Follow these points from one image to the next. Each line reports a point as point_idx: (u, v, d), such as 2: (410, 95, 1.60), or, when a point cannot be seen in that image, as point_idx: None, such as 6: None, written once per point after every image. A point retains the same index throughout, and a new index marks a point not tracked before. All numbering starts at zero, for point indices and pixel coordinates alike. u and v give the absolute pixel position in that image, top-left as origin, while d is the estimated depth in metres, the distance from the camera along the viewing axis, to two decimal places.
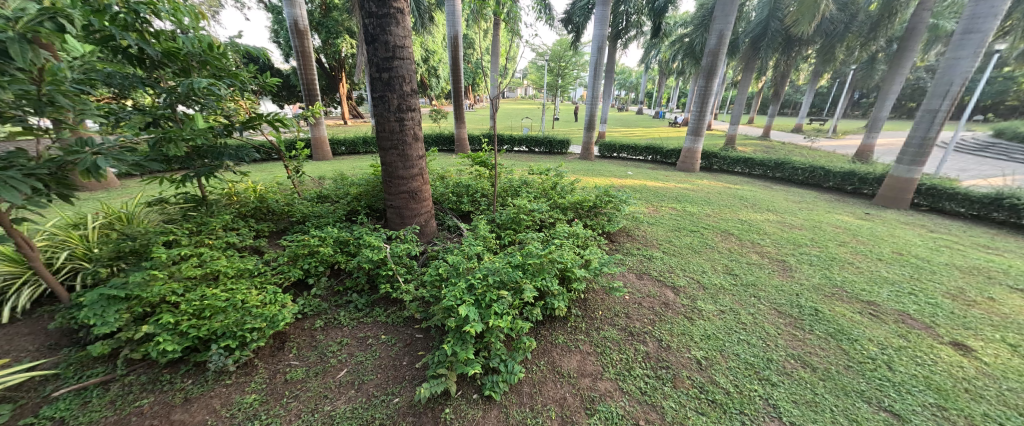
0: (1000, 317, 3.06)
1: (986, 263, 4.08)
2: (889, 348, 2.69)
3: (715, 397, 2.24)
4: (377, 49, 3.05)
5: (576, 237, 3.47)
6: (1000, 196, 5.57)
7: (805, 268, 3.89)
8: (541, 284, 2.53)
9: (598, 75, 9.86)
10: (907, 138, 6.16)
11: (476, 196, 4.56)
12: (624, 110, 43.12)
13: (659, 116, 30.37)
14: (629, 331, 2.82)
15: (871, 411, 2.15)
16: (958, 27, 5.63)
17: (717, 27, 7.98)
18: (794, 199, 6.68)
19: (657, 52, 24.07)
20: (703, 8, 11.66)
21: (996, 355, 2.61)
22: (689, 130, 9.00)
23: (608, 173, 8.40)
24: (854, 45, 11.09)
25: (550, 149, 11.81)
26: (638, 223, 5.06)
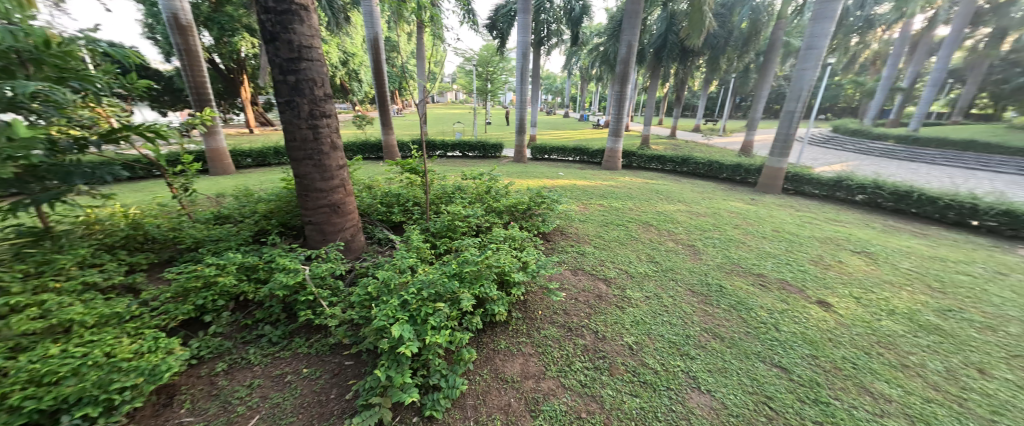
0: (847, 276, 3.85)
1: (835, 233, 5.12)
2: (775, 311, 3.20)
3: (647, 378, 2.42)
4: (280, 49, 2.73)
5: (513, 240, 3.51)
6: (840, 180, 7.04)
7: (710, 250, 4.46)
8: (480, 291, 2.50)
9: (524, 80, 10.17)
10: (776, 135, 7.44)
11: (408, 206, 4.34)
12: (552, 113, 45.16)
13: (584, 119, 32.43)
14: (568, 327, 2.93)
15: (766, 369, 2.52)
16: (803, 45, 6.96)
17: (626, 38, 8.78)
18: (699, 190, 7.64)
19: (578, 60, 25.70)
20: (614, 20, 12.75)
21: (846, 308, 3.27)
22: (610, 131, 9.75)
23: (540, 175, 8.69)
24: (733, 57, 13.05)
25: (484, 153, 11.85)
26: (570, 221, 5.31)
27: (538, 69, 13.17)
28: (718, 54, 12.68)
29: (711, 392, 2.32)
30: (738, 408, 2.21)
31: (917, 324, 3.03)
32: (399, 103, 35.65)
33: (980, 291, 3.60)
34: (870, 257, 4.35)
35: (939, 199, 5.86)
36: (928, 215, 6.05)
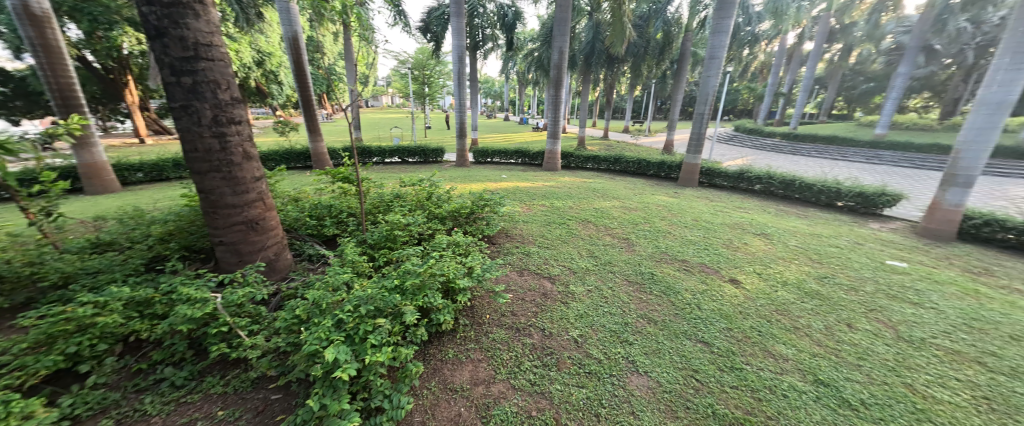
0: (752, 255, 4.45)
1: (741, 219, 5.89)
2: (697, 292, 3.58)
3: (591, 368, 2.55)
4: (169, 47, 2.36)
5: (457, 246, 3.45)
6: (743, 172, 8.11)
7: (642, 241, 4.84)
8: (424, 301, 2.41)
9: (462, 85, 10.12)
10: (691, 135, 8.35)
11: (341, 217, 4.04)
12: (493, 117, 45.52)
13: (523, 122, 33.21)
14: (516, 328, 2.96)
15: (692, 345, 2.81)
16: (707, 54, 7.91)
17: (557, 44, 9.19)
18: (630, 187, 8.26)
19: (515, 64, 26.28)
20: (546, 26, 13.27)
21: (752, 283, 3.78)
22: (549, 134, 10.11)
23: (482, 178, 8.70)
24: (652, 65, 14.34)
25: (424, 158, 11.53)
26: (514, 223, 5.40)
27: (475, 73, 13.20)
28: (639, 62, 13.86)
29: (648, 373, 2.51)
30: (671, 384, 2.42)
31: (803, 291, 3.61)
32: (328, 107, 33.19)
33: (846, 259, 4.40)
34: (768, 237, 5.07)
35: (816, 185, 7.05)
36: (809, 199, 7.24)
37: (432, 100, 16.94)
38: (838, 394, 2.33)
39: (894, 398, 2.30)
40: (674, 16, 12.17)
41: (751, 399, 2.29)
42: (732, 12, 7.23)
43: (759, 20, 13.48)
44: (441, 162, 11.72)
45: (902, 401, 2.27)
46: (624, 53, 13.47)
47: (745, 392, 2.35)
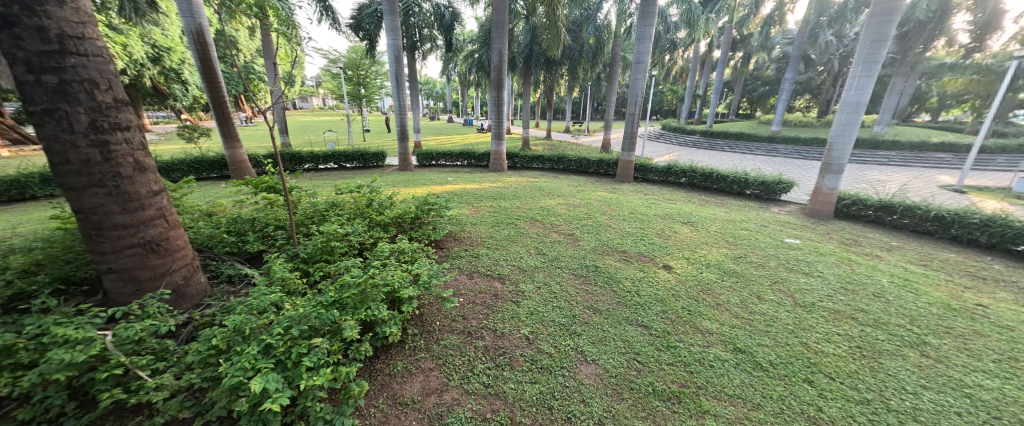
0: (681, 242, 4.91)
1: (670, 210, 6.48)
2: (636, 280, 3.85)
3: (543, 363, 2.61)
4: (21, 37, 1.93)
5: (402, 253, 3.30)
6: (671, 167, 8.91)
7: (586, 236, 5.09)
8: (366, 314, 2.27)
9: (401, 86, 9.75)
10: (625, 133, 8.96)
11: (266, 231, 3.67)
12: (436, 119, 44.48)
13: (467, 123, 32.97)
14: (468, 332, 2.93)
15: (633, 330, 3.02)
16: (634, 59, 8.55)
17: (496, 46, 9.27)
18: (573, 184, 8.63)
19: (455, 65, 25.98)
20: (484, 28, 13.32)
21: (681, 267, 4.18)
22: (493, 135, 10.16)
23: (427, 182, 8.47)
24: (587, 68, 15.09)
25: (364, 163, 10.91)
26: (462, 225, 5.34)
27: (414, 74, 12.79)
28: (575, 65, 14.54)
29: (595, 361, 2.65)
30: (616, 368, 2.57)
31: (723, 271, 4.08)
32: (248, 110, 29.83)
33: (754, 240, 5.06)
34: (693, 225, 5.63)
35: (730, 176, 7.99)
36: (725, 189, 8.19)
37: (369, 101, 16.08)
38: (752, 358, 2.67)
39: (794, 356, 2.70)
40: (603, 22, 12.93)
41: (684, 372, 2.53)
42: (653, 21, 7.90)
43: (676, 29, 14.92)
44: (383, 166, 11.18)
45: (800, 358, 2.67)
46: (561, 56, 14.02)
47: (678, 367, 2.59)
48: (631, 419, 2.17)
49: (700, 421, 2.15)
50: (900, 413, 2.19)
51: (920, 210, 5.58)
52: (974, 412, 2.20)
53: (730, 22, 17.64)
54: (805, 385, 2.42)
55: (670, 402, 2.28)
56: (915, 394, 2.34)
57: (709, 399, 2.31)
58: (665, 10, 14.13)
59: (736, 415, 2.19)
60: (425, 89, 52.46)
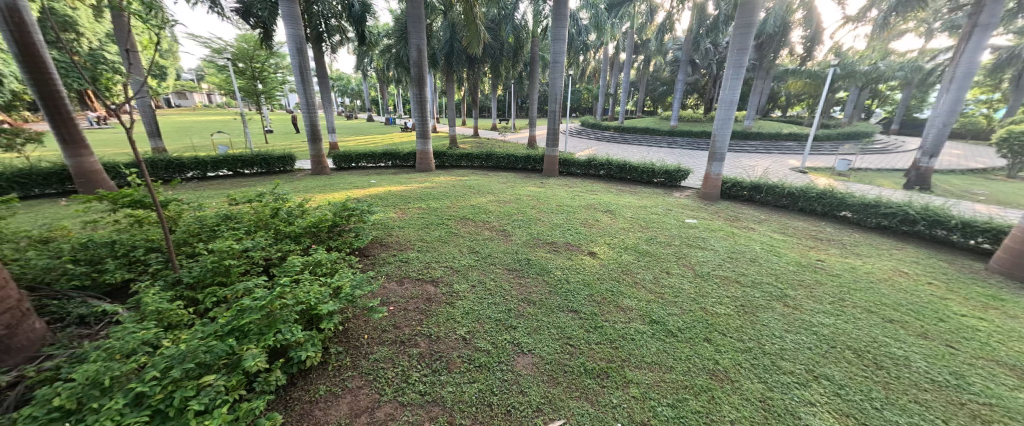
0: (602, 230, 5.32)
1: (592, 200, 6.97)
2: (565, 269, 4.07)
3: (481, 361, 2.60)
4: None
5: (320, 266, 2.98)
6: (591, 160, 9.58)
7: (517, 231, 5.20)
8: (276, 339, 1.99)
9: (307, 81, 8.77)
10: (548, 130, 9.36)
11: (135, 255, 3.00)
12: (353, 118, 41.12)
13: (390, 122, 31.19)
14: (400, 341, 2.78)
15: (565, 316, 3.18)
16: (552, 59, 8.94)
17: (414, 41, 8.90)
18: (503, 181, 8.76)
19: (371, 59, 24.39)
20: (399, 22, 12.68)
21: (604, 252, 4.53)
22: (418, 133, 9.77)
23: (346, 186, 7.79)
24: (509, 66, 15.37)
25: (268, 168, 9.62)
26: (389, 230, 5.04)
27: (322, 68, 11.58)
28: (496, 63, 14.60)
29: (531, 351, 2.72)
30: (550, 355, 2.68)
31: (638, 252, 4.54)
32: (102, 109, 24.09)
33: (662, 222, 5.71)
34: (612, 213, 6.14)
35: (640, 167, 8.90)
36: (637, 178, 9.10)
37: (269, 98, 14.16)
38: (665, 327, 3.01)
39: (696, 320, 3.12)
40: (521, 22, 13.29)
41: (610, 349, 2.75)
42: (566, 23, 8.37)
43: (586, 32, 16.02)
44: (293, 171, 9.99)
45: (700, 321, 3.11)
46: (482, 54, 14.05)
47: (605, 345, 2.80)
48: (566, 400, 2.28)
49: (625, 390, 2.36)
50: (773, 355, 2.69)
51: (779, 189, 6.89)
52: (819, 345, 2.80)
53: (632, 28, 19.57)
54: (705, 343, 2.82)
55: (599, 378, 2.46)
56: (780, 337, 2.89)
57: (631, 369, 2.55)
58: (575, 13, 15.06)
59: (654, 379, 2.45)
60: (338, 85, 47.97)
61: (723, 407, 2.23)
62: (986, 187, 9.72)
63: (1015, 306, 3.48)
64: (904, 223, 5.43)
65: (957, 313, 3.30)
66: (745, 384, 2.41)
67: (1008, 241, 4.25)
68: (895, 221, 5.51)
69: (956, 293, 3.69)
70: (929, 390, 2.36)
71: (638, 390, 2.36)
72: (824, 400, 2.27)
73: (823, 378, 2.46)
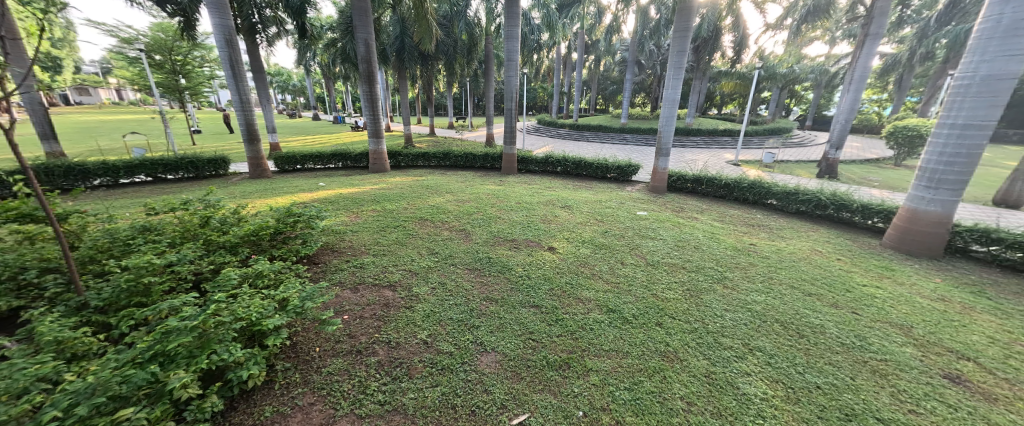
0: (561, 225, 5.46)
1: (550, 197, 7.12)
2: (526, 265, 4.12)
3: (443, 363, 2.56)
4: None
5: (262, 277, 2.73)
6: (548, 158, 9.77)
7: (477, 230, 5.17)
8: (210, 361, 1.79)
9: (240, 76, 8.00)
10: (506, 128, 9.39)
11: (24, 278, 2.54)
12: (296, 116, 38.14)
13: (339, 121, 29.40)
14: (356, 351, 2.65)
15: (526, 312, 3.22)
16: (506, 57, 8.96)
17: (361, 36, 8.46)
18: (461, 180, 8.65)
19: (314, 53, 22.83)
20: (344, 14, 11.99)
21: (563, 247, 4.65)
22: (370, 133, 9.33)
23: (290, 190, 7.23)
24: (463, 63, 15.16)
25: (197, 173, 8.66)
26: (340, 235, 4.76)
27: (258, 63, 10.61)
28: (451, 60, 14.31)
29: (495, 349, 2.73)
30: (513, 352, 2.71)
31: (594, 245, 4.72)
32: None
33: (616, 216, 5.99)
34: (570, 208, 6.32)
35: (595, 164, 9.24)
36: (592, 174, 9.44)
37: (196, 95, 12.72)
38: (621, 315, 3.17)
39: (649, 306, 3.31)
40: (474, 19, 13.18)
41: (570, 340, 2.83)
42: (518, 22, 8.44)
43: (539, 31, 16.25)
44: (228, 175, 9.08)
45: (653, 307, 3.30)
46: (435, 50, 13.73)
47: (566, 337, 2.88)
48: (530, 394, 2.31)
49: (586, 378, 2.45)
50: (715, 333, 2.93)
51: (717, 180, 7.53)
52: (753, 320, 3.11)
53: (583, 29, 20.23)
54: (657, 327, 3.00)
55: (561, 370, 2.52)
56: (721, 317, 3.16)
57: (591, 358, 2.65)
58: (527, 12, 15.21)
59: (612, 366, 2.57)
60: (277, 80, 44.14)
61: (674, 384, 2.39)
62: (879, 174, 11.37)
63: (902, 274, 4.12)
64: (818, 208, 6.18)
65: (860, 283, 3.84)
66: (692, 362, 2.61)
67: (897, 220, 4.98)
68: (811, 207, 6.25)
69: (859, 266, 4.28)
70: (841, 353, 2.71)
71: (598, 377, 2.46)
72: (758, 370, 2.52)
73: (757, 350, 2.73)
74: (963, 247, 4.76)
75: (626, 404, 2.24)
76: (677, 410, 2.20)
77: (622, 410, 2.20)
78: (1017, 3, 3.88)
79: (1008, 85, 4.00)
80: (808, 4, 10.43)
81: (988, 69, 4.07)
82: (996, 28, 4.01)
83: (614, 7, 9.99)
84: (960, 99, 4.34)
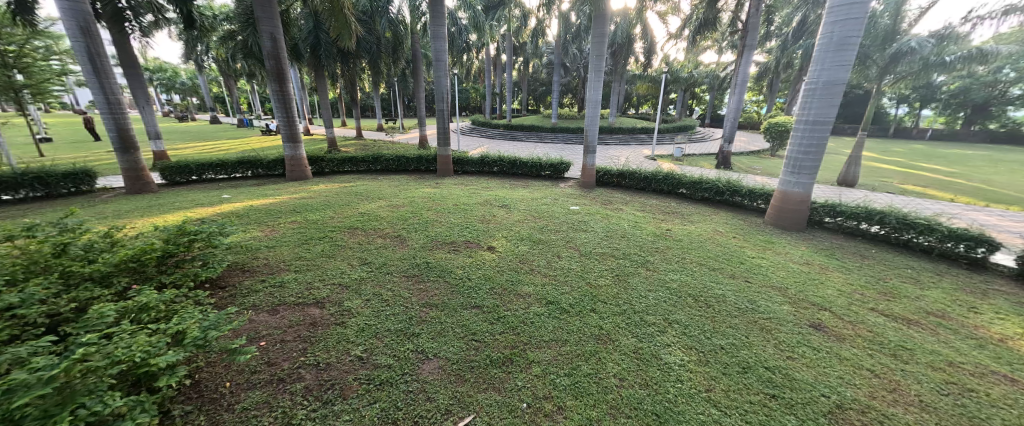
0: (499, 224, 5.52)
1: (489, 197, 7.16)
2: (466, 266, 4.10)
3: (381, 377, 2.42)
4: None
5: (149, 309, 2.29)
6: (484, 158, 9.81)
7: (414, 235, 5.00)
8: (77, 419, 1.43)
9: (106, 72, 6.64)
10: (439, 129, 9.20)
11: None
12: (188, 120, 32.65)
13: (246, 123, 25.87)
14: (278, 379, 2.37)
15: (468, 314, 3.19)
16: (434, 56, 8.74)
17: (265, 29, 7.56)
18: (395, 185, 8.25)
19: (207, 47, 19.80)
20: (243, 3, 10.61)
21: (502, 245, 4.72)
22: (284, 138, 8.41)
23: (184, 205, 6.19)
24: (389, 61, 14.42)
25: (48, 190, 6.98)
26: (252, 252, 4.22)
27: (130, 57, 8.87)
28: (375, 59, 13.51)
29: (437, 355, 2.66)
30: (456, 355, 2.67)
31: (532, 241, 4.87)
32: None
33: (552, 211, 6.27)
34: (507, 207, 6.42)
35: (529, 162, 9.50)
36: (527, 173, 9.71)
37: (42, 94, 10.21)
38: (559, 306, 3.32)
39: (584, 296, 3.51)
40: (396, 17, 12.68)
41: (512, 336, 2.89)
42: (444, 21, 8.32)
43: (467, 32, 16.16)
44: (95, 192, 7.47)
45: (587, 295, 3.51)
46: (356, 48, 12.86)
47: (508, 333, 2.93)
48: (475, 395, 2.31)
49: (529, 371, 2.51)
50: (641, 312, 3.23)
51: (638, 174, 8.26)
52: (671, 297, 3.48)
53: (510, 31, 20.64)
54: (591, 313, 3.21)
55: (505, 366, 2.56)
56: (646, 297, 3.48)
57: (533, 350, 2.73)
58: (453, 13, 14.99)
59: (552, 355, 2.68)
60: (159, 77, 37.19)
61: (607, 364, 2.58)
62: (761, 163, 13.56)
63: (779, 245, 4.99)
64: (717, 194, 7.15)
65: (749, 255, 4.55)
66: (623, 340, 2.84)
67: (774, 201, 5.98)
68: (712, 194, 7.21)
69: (749, 242, 5.06)
70: (738, 316, 3.18)
71: (540, 368, 2.54)
72: (677, 340, 2.84)
73: (675, 323, 3.07)
74: (820, 220, 5.90)
75: (567, 390, 2.35)
76: (612, 388, 2.37)
77: (563, 396, 2.31)
78: (843, 24, 4.90)
79: (840, 89, 5.08)
80: (699, 18, 11.98)
81: (827, 76, 5.09)
82: (831, 44, 5.02)
83: (537, 11, 10.37)
84: (810, 100, 5.37)
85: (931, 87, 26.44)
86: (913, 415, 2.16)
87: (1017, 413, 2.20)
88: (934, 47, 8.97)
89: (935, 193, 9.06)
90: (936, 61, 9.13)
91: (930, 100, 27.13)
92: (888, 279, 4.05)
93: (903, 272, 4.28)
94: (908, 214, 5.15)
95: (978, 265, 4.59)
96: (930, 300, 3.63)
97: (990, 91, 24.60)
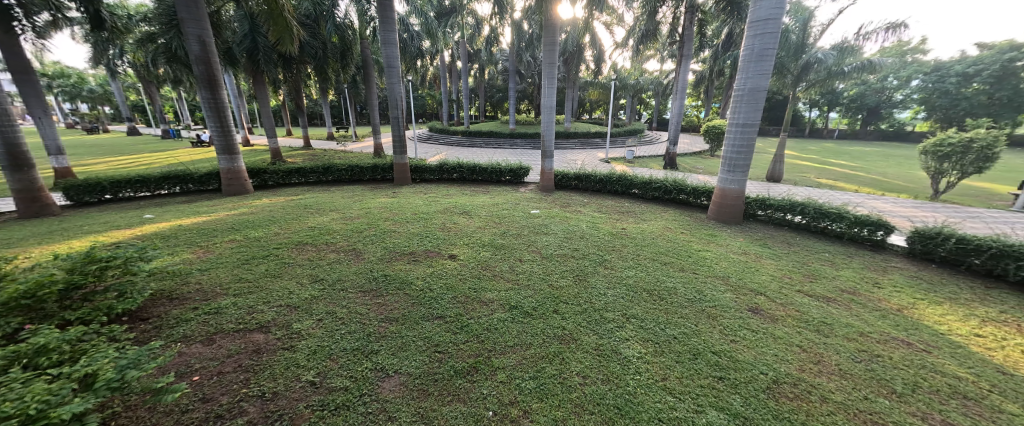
0: (460, 231, 5.45)
1: (449, 204, 7.06)
2: (426, 277, 3.99)
3: (337, 401, 2.27)
4: None
5: (49, 352, 1.97)
6: (442, 165, 9.68)
7: (370, 247, 4.79)
8: None
9: None
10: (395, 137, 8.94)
11: None
12: (100, 131, 28.79)
13: (172, 134, 23.36)
14: (215, 416, 2.14)
15: (431, 325, 3.10)
16: (386, 62, 8.48)
17: (191, 31, 6.89)
18: (348, 195, 7.87)
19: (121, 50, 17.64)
20: (164, 2, 9.57)
21: (463, 253, 4.67)
22: (218, 150, 7.68)
23: (95, 228, 5.41)
24: (337, 68, 13.75)
25: None
26: (183, 277, 3.79)
27: (20, 61, 7.60)
28: (321, 65, 12.84)
29: (398, 371, 2.56)
30: (419, 369, 2.58)
31: (494, 247, 4.87)
32: None
33: (513, 216, 6.33)
34: (468, 214, 6.37)
35: (489, 168, 9.52)
36: (487, 179, 9.71)
37: None
38: (522, 310, 3.34)
39: (546, 297, 3.57)
40: (343, 21, 12.19)
41: (477, 344, 2.85)
42: (394, 28, 8.13)
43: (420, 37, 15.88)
44: None
45: (549, 297, 3.57)
46: (300, 53, 12.14)
47: (472, 341, 2.89)
48: (439, 409, 2.24)
49: (494, 378, 2.49)
50: (601, 310, 3.34)
51: (594, 177, 8.60)
52: (628, 294, 3.63)
53: (464, 38, 20.62)
54: (554, 314, 3.27)
55: (469, 375, 2.51)
56: (604, 296, 3.59)
57: (498, 357, 2.71)
58: (404, 18, 14.67)
59: (516, 360, 2.68)
60: (60, 83, 32.40)
61: (571, 363, 2.63)
62: (703, 163, 14.69)
63: (720, 238, 5.43)
64: (665, 193, 7.65)
65: (696, 249, 4.91)
66: (585, 339, 2.91)
67: (715, 198, 6.48)
68: (661, 193, 7.69)
69: (695, 236, 5.45)
70: (688, 307, 3.38)
71: (505, 374, 2.53)
72: (634, 335, 2.97)
73: (632, 318, 3.21)
74: (754, 213, 6.49)
75: (532, 393, 2.36)
76: (575, 386, 2.41)
77: (529, 399, 2.31)
78: (761, 38, 5.46)
79: (763, 95, 5.68)
80: (641, 29, 12.79)
81: (751, 84, 5.66)
82: (753, 55, 5.58)
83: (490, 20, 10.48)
84: (739, 105, 5.94)
85: (835, 93, 30.47)
86: (834, 383, 2.43)
87: (912, 371, 2.56)
88: (835, 59, 10.37)
89: (843, 185, 10.39)
90: (837, 71, 10.55)
91: (835, 104, 31.24)
92: (810, 263, 4.57)
93: (822, 256, 4.84)
94: (824, 205, 5.84)
95: (879, 246, 5.32)
96: (843, 279, 4.14)
97: (880, 96, 28.94)
